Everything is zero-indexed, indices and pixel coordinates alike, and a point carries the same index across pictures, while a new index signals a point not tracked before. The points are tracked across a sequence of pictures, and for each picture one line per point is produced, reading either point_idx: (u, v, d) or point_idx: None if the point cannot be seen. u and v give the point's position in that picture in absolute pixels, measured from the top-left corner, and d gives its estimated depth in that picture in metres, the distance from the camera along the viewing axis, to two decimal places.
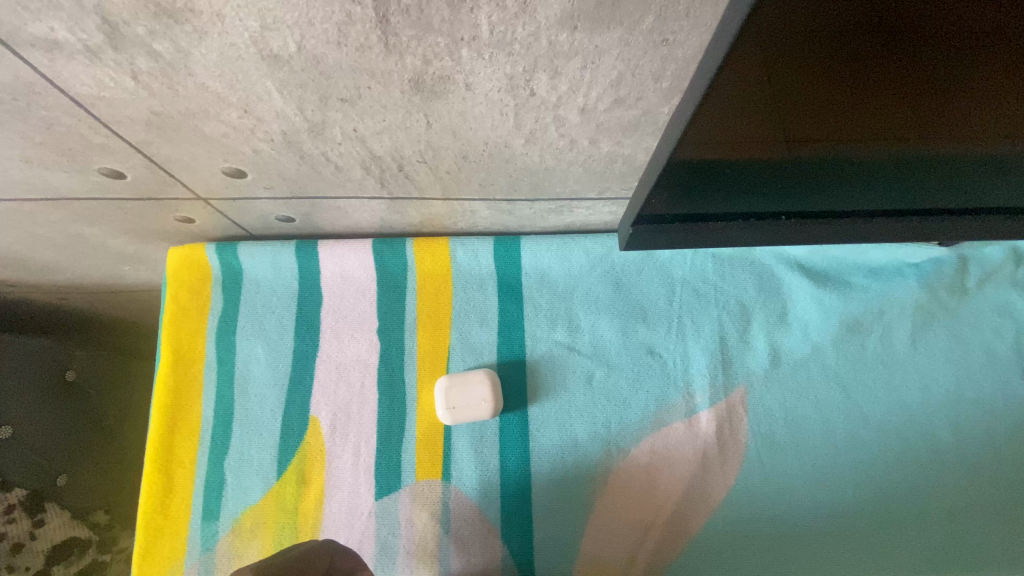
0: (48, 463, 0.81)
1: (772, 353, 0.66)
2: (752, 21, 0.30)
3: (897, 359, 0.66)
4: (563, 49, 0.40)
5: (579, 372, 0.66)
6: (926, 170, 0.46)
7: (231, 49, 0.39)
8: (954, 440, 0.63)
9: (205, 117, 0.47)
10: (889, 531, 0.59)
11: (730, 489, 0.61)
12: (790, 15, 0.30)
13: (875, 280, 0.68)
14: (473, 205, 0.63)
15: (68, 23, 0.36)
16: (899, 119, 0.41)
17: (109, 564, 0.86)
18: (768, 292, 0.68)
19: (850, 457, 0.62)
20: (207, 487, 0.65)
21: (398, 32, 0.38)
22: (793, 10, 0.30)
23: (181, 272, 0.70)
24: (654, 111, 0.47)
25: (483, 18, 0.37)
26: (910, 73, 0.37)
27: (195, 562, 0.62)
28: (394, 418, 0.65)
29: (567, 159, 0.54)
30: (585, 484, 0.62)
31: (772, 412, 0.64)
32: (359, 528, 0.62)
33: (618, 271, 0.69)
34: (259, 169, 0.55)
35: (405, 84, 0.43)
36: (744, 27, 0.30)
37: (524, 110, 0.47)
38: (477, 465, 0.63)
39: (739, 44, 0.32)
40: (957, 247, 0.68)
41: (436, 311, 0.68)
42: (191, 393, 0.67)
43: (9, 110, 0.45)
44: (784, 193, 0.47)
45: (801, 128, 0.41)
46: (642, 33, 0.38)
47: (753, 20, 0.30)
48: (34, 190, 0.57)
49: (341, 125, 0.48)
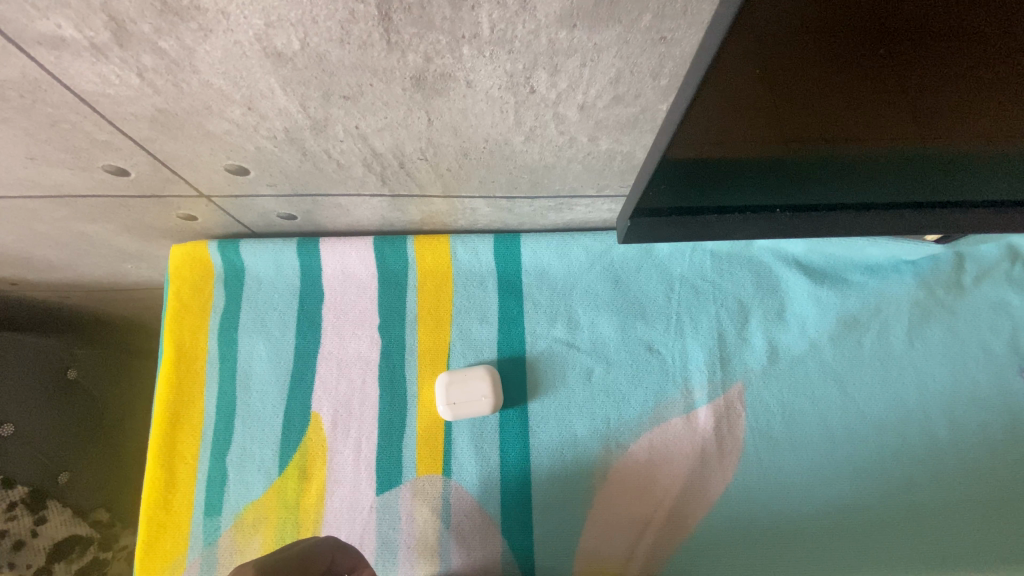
0: (50, 461, 0.81)
1: (770, 349, 0.67)
2: (743, 22, 0.31)
3: (894, 355, 0.67)
4: (562, 46, 0.40)
5: (579, 369, 0.66)
6: (922, 167, 0.47)
7: (235, 46, 0.39)
8: (951, 435, 0.64)
9: (209, 114, 0.47)
10: (887, 528, 0.60)
11: (728, 485, 0.62)
12: (780, 15, 0.31)
13: (872, 277, 0.68)
14: (474, 202, 0.64)
15: (76, 21, 0.37)
16: (897, 118, 0.41)
17: (109, 561, 0.86)
18: (766, 289, 0.68)
19: (847, 453, 0.63)
20: (209, 482, 0.65)
21: (400, 30, 0.38)
22: (783, 10, 0.31)
23: (183, 269, 0.70)
24: (653, 108, 0.48)
25: (484, 16, 0.37)
26: (907, 74, 0.38)
27: (197, 557, 0.63)
28: (395, 414, 0.65)
29: (566, 156, 0.55)
30: (585, 479, 0.63)
31: (770, 407, 0.65)
32: (360, 523, 0.62)
33: (617, 268, 0.69)
34: (261, 167, 0.55)
35: (407, 82, 0.43)
36: (735, 27, 0.31)
37: (524, 107, 0.47)
38: (477, 461, 0.63)
39: (732, 44, 0.32)
40: (953, 244, 0.69)
41: (437, 308, 0.68)
42: (193, 389, 0.68)
43: (15, 108, 0.46)
44: (780, 188, 0.48)
45: (800, 127, 0.41)
46: (640, 30, 0.39)
47: (744, 21, 0.31)
48: (37, 188, 0.58)
49: (343, 122, 0.49)
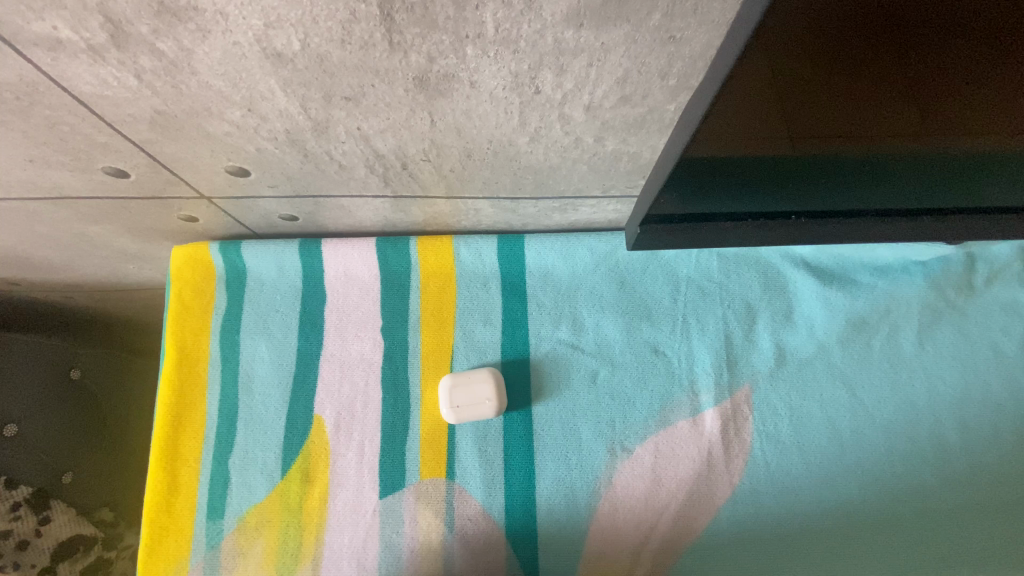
0: (54, 461, 0.81)
1: (777, 351, 0.66)
2: (774, 13, 0.31)
3: (904, 357, 0.66)
4: (569, 46, 0.39)
5: (583, 371, 0.66)
6: (932, 168, 0.46)
7: (234, 47, 0.39)
8: (962, 439, 0.63)
9: (208, 116, 0.46)
10: (894, 533, 0.59)
11: (735, 489, 0.61)
12: (808, 12, 0.31)
13: (881, 278, 0.67)
14: (477, 204, 0.63)
15: (71, 22, 0.36)
16: (906, 119, 0.41)
17: (115, 560, 0.87)
18: (775, 290, 0.67)
19: (855, 457, 0.62)
20: (213, 485, 0.64)
21: (403, 30, 0.37)
22: (811, 6, 0.30)
23: (185, 270, 0.70)
24: (660, 109, 0.47)
25: (488, 15, 0.36)
26: (915, 72, 0.37)
27: (200, 560, 0.62)
28: (399, 417, 0.65)
29: (572, 157, 0.54)
30: (590, 484, 0.62)
31: (778, 411, 0.64)
32: (364, 526, 0.62)
33: (622, 269, 0.68)
34: (262, 168, 0.55)
35: (410, 83, 0.43)
36: (765, 18, 0.31)
37: (530, 108, 0.46)
38: (482, 465, 0.63)
39: (756, 38, 0.32)
40: (965, 244, 0.68)
41: (440, 310, 0.68)
42: (196, 391, 0.67)
43: (13, 109, 0.45)
44: (788, 190, 0.48)
45: (806, 127, 0.41)
46: (648, 29, 0.38)
47: (775, 13, 0.31)
48: (38, 190, 0.57)
49: (345, 124, 0.48)
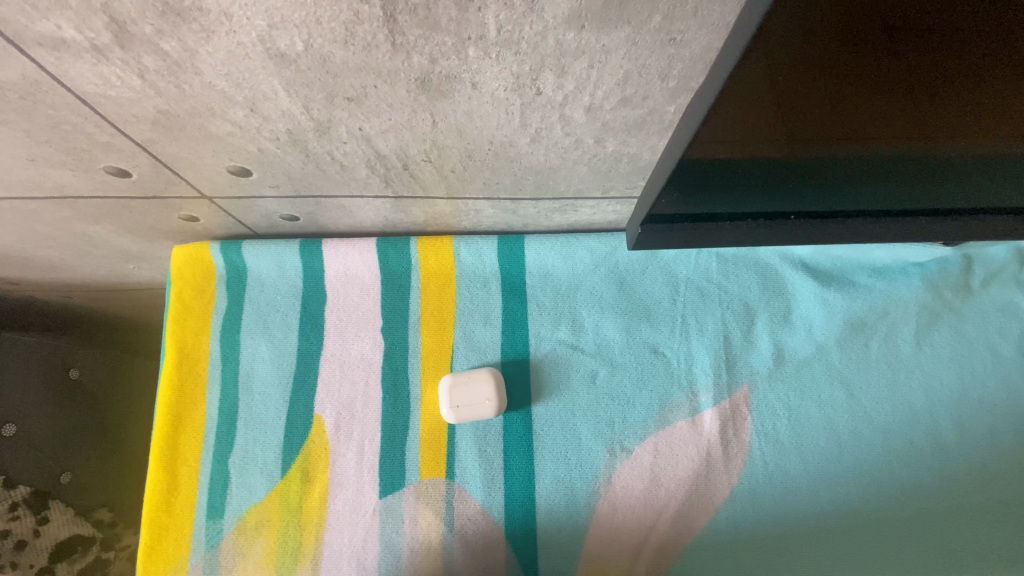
0: (52, 461, 0.81)
1: (776, 352, 0.66)
2: (773, 19, 0.31)
3: (902, 358, 0.66)
4: (570, 48, 0.40)
5: (582, 371, 0.66)
6: (929, 171, 0.46)
7: (238, 48, 0.39)
8: (958, 440, 0.63)
9: (211, 116, 0.47)
10: (891, 533, 0.59)
11: (733, 489, 0.61)
12: (809, 15, 0.31)
13: (879, 279, 0.68)
14: (478, 204, 0.64)
15: (76, 22, 0.36)
16: (902, 121, 0.41)
17: (112, 561, 0.86)
18: (774, 292, 0.68)
19: (854, 457, 0.62)
20: (213, 485, 0.64)
21: (405, 31, 0.38)
22: (810, 10, 0.31)
23: (185, 270, 0.70)
24: (660, 110, 0.47)
25: (490, 17, 0.37)
26: (912, 74, 0.37)
27: (200, 560, 0.62)
28: (399, 416, 0.65)
29: (572, 158, 0.54)
30: (588, 484, 0.62)
31: (776, 411, 0.64)
32: (364, 525, 0.62)
33: (621, 270, 0.69)
34: (264, 169, 0.55)
35: (411, 84, 0.43)
36: (765, 23, 0.31)
37: (530, 110, 0.47)
38: (481, 465, 0.63)
39: (756, 43, 0.33)
40: (961, 246, 0.68)
41: (440, 310, 0.68)
42: (196, 391, 0.67)
43: (16, 109, 0.45)
44: (787, 192, 0.48)
45: (804, 129, 0.41)
46: (649, 32, 0.38)
47: (774, 18, 0.31)
48: (39, 189, 0.57)
49: (347, 124, 0.48)
